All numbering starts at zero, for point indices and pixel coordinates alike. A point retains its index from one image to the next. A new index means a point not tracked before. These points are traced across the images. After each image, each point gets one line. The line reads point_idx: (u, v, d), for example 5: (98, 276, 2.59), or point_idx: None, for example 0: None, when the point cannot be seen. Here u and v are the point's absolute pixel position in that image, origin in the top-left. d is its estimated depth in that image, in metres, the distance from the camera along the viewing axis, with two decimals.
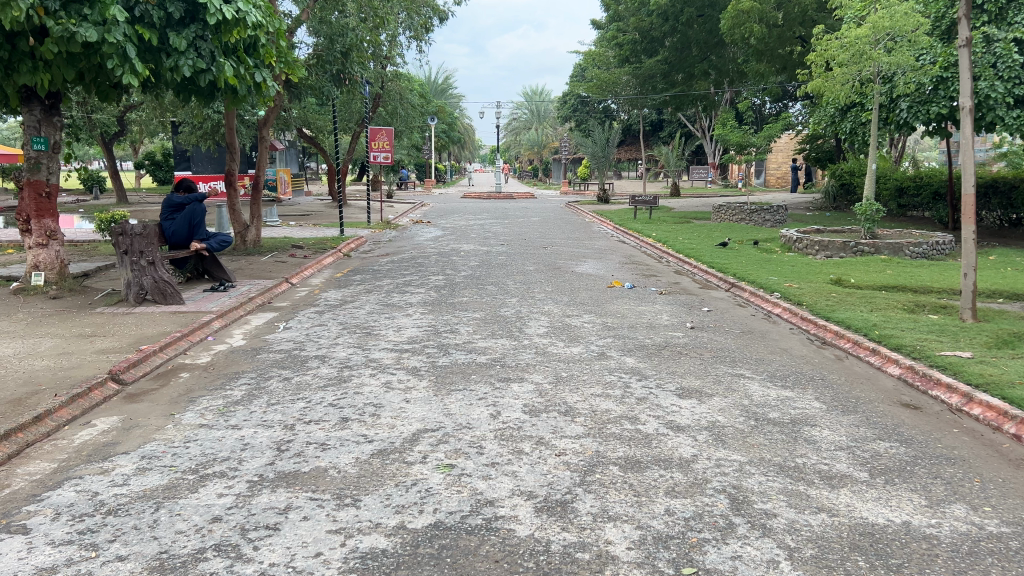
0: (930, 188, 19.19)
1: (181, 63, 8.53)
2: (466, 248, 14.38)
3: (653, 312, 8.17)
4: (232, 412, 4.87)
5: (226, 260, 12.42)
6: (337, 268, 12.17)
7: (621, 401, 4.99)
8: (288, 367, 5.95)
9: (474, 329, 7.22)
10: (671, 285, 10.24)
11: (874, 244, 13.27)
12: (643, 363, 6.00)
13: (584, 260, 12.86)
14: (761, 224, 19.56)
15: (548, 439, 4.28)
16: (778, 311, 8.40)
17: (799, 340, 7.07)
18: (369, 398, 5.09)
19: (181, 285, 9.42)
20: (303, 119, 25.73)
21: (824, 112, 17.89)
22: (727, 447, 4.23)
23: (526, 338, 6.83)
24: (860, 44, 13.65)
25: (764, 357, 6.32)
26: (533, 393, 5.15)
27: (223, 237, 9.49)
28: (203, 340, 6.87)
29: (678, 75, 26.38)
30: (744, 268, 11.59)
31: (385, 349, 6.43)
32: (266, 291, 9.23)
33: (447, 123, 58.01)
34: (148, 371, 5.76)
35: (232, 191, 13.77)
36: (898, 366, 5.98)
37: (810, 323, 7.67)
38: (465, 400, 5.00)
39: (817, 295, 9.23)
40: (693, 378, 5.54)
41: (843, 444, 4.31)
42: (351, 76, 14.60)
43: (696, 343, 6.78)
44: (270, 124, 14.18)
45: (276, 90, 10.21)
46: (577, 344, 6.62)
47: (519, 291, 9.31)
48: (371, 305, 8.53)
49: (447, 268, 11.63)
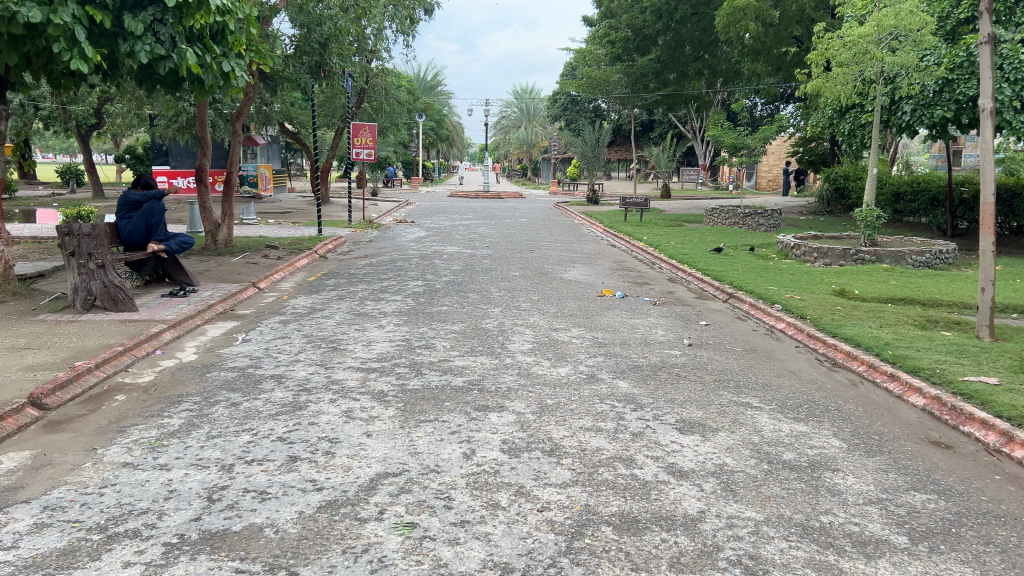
0: (927, 194, 18.65)
1: (137, 48, 7.81)
2: (449, 251, 13.71)
3: (647, 326, 7.53)
4: (163, 448, 4.19)
5: (193, 261, 11.72)
6: (310, 271, 11.49)
7: (614, 438, 4.35)
8: (239, 389, 5.27)
9: (452, 344, 6.57)
10: (666, 294, 9.62)
11: (875, 252, 12.72)
12: (639, 388, 5.36)
13: (574, 265, 12.24)
14: (755, 228, 19.03)
15: (529, 489, 3.64)
16: (781, 327, 7.77)
17: (807, 360, 6.46)
18: (325, 431, 4.43)
19: (138, 289, 8.70)
20: (286, 113, 25.01)
21: (823, 113, 17.36)
22: (740, 501, 3.60)
23: (508, 357, 6.18)
24: (863, 43, 13.14)
25: (771, 382, 5.70)
26: (515, 427, 4.51)
27: (184, 238, 8.78)
28: (149, 355, 6.18)
29: (670, 75, 25.79)
30: (740, 276, 10.98)
31: (351, 368, 5.76)
32: (229, 297, 8.54)
33: (436, 120, 57.34)
34: (78, 394, 5.07)
35: (203, 188, 13.01)
36: (921, 396, 5.33)
37: (818, 341, 7.06)
38: (435, 435, 4.34)
39: (820, 309, 8.63)
40: (694, 409, 4.90)
41: (873, 497, 3.70)
42: (331, 67, 13.91)
43: (695, 364, 6.15)
44: (244, 118, 13.23)
45: (247, 80, 9.51)
46: (564, 364, 5.96)
47: (503, 301, 8.67)
48: (342, 315, 7.86)
49: (428, 272, 10.97)
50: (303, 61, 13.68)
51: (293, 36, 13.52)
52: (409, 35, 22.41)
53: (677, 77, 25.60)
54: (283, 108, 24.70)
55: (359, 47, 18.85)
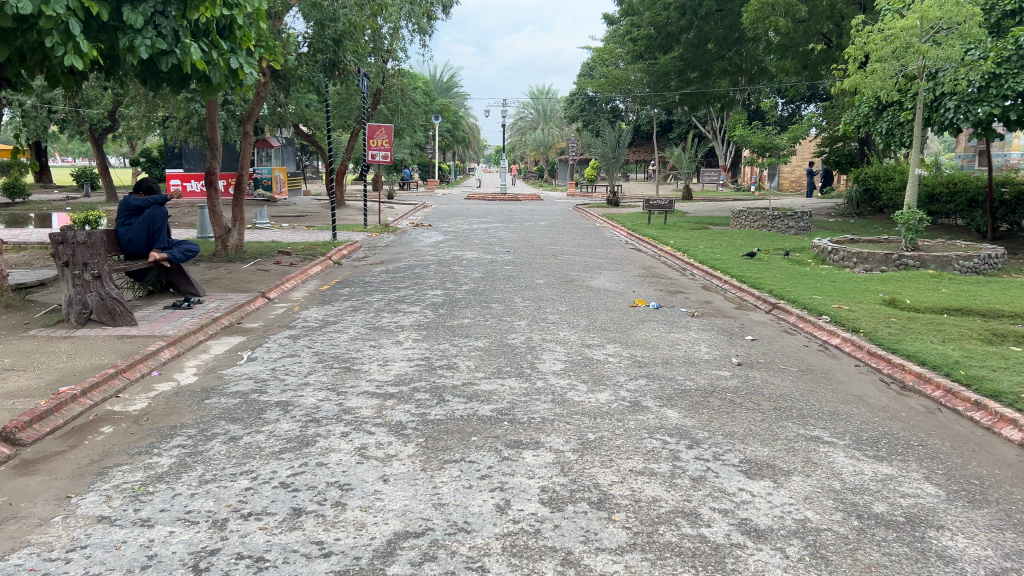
0: (965, 195, 17.85)
1: (137, 42, 7.24)
2: (468, 257, 13.14)
3: (687, 342, 6.90)
4: (148, 498, 3.59)
5: (202, 268, 11.21)
6: (324, 279, 10.94)
7: (672, 485, 3.74)
8: (240, 420, 4.68)
9: (476, 364, 5.96)
10: (703, 304, 9.00)
11: (919, 257, 12.02)
12: (691, 419, 4.73)
13: (600, 271, 11.60)
14: (784, 231, 18.35)
15: (578, 556, 3.02)
16: (835, 342, 7.10)
17: (872, 384, 5.79)
18: (335, 474, 3.83)
19: (140, 300, 8.17)
20: (301, 115, 24.53)
21: (859, 111, 16.64)
22: (836, 572, 2.96)
23: (540, 380, 5.53)
24: (905, 36, 12.51)
25: (838, 411, 5.08)
26: (554, 469, 3.89)
27: (189, 245, 8.25)
28: (144, 377, 5.59)
29: (693, 73, 25.10)
30: (780, 283, 10.33)
31: (365, 394, 5.16)
32: (237, 309, 7.99)
33: (452, 121, 56.83)
34: (58, 427, 4.50)
35: (212, 191, 12.44)
36: (1015, 429, 4.65)
37: (878, 359, 6.40)
38: (461, 481, 3.73)
39: (872, 321, 7.96)
40: (760, 447, 4.29)
41: (996, 567, 3.05)
42: (346, 66, 13.29)
43: (750, 389, 5.51)
44: (254, 118, 12.64)
45: (256, 77, 8.94)
46: (603, 390, 5.31)
47: (529, 312, 8.07)
48: (355, 329, 7.26)
49: (447, 280, 10.39)
50: (316, 58, 13.06)
51: (307, 31, 12.92)
52: (426, 34, 21.91)
53: (700, 76, 24.92)
54: (298, 109, 24.20)
55: (374, 45, 18.30)
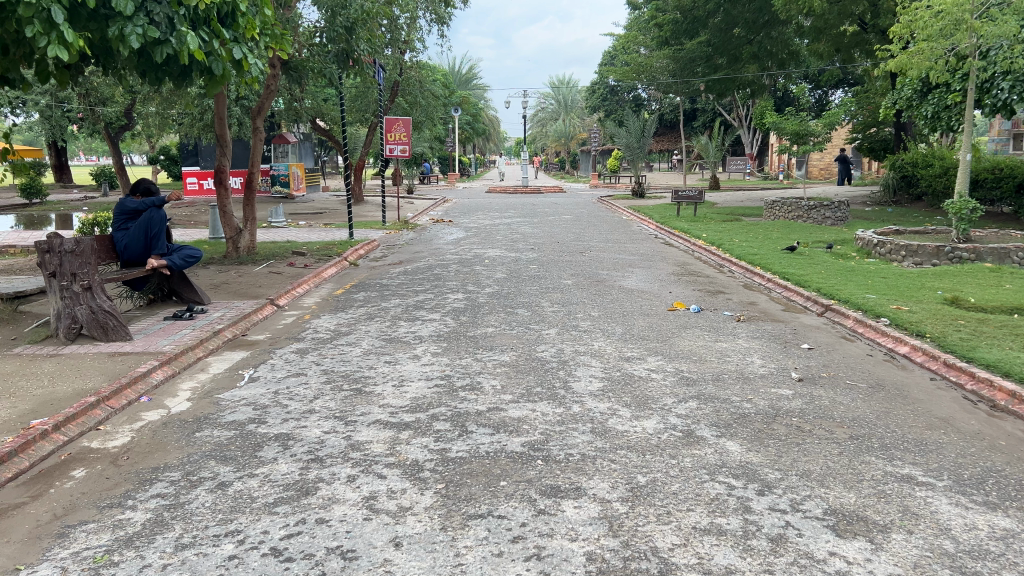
0: (1014, 180, 16.90)
1: (128, 31, 6.62)
2: (490, 255, 12.50)
3: (737, 352, 6.20)
4: (110, 571, 2.96)
5: (211, 272, 10.63)
6: (338, 281, 10.30)
7: (745, 549, 3.06)
8: (232, 460, 4.06)
9: (503, 383, 5.30)
10: (748, 306, 8.27)
11: (975, 250, 11.18)
12: (756, 454, 4.05)
13: (631, 270, 10.87)
14: (821, 222, 17.48)
15: None
16: (904, 350, 6.33)
17: (956, 403, 5.04)
18: (337, 536, 3.18)
19: (139, 310, 7.59)
20: (317, 109, 23.93)
21: (901, 92, 15.75)
22: None
23: (576, 404, 4.84)
24: (956, 13, 11.59)
25: (926, 440, 4.35)
26: (601, 527, 3.22)
27: (190, 250, 7.65)
28: (131, 405, 4.97)
29: (721, 59, 24.16)
30: (826, 280, 9.56)
31: (377, 424, 4.51)
32: (242, 319, 7.38)
33: (471, 114, 56.12)
34: (22, 472, 3.91)
35: (222, 190, 11.86)
36: None
37: (957, 371, 5.63)
38: (487, 547, 3.06)
39: (938, 324, 7.17)
40: (847, 493, 3.59)
41: None
42: (360, 57, 12.58)
43: (817, 412, 4.80)
44: (265, 113, 12.00)
45: (262, 69, 8.27)
46: (649, 416, 4.63)
47: (559, 319, 7.40)
48: (370, 341, 6.61)
49: (469, 282, 9.73)
50: (328, 49, 12.38)
51: (318, 21, 12.25)
52: (444, 24, 21.31)
53: (728, 61, 23.85)
54: (314, 103, 23.62)
55: (392, 37, 18.42)
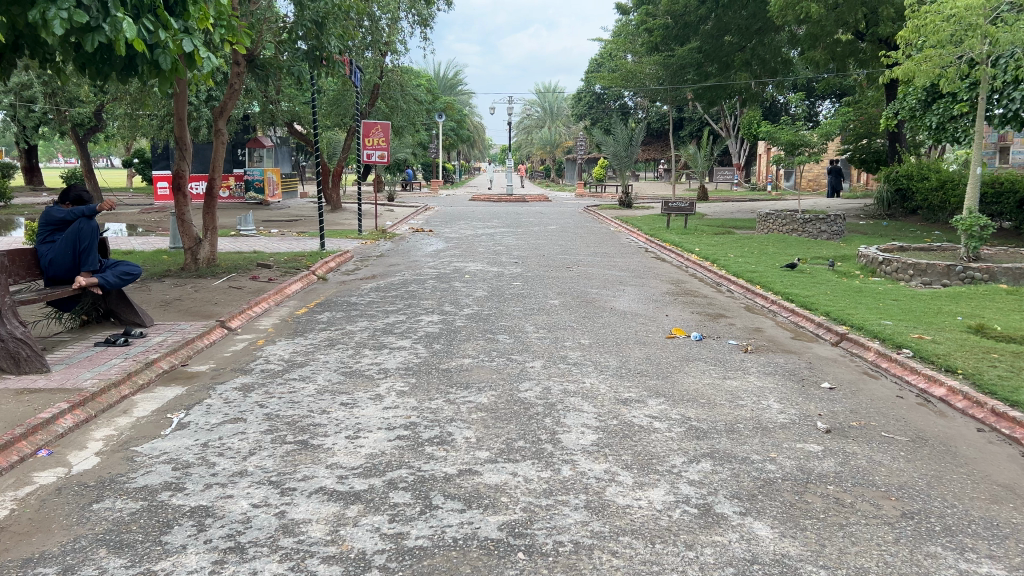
0: (1015, 197, 16.27)
1: (50, 14, 5.72)
2: (470, 269, 11.66)
3: (750, 394, 5.36)
4: None
5: (163, 286, 9.69)
6: (303, 299, 9.40)
7: None
8: (130, 547, 3.17)
9: (479, 434, 4.46)
10: (752, 333, 7.47)
11: (987, 269, 10.46)
12: (794, 543, 3.22)
13: (623, 288, 10.05)
14: (816, 236, 16.79)
15: None
16: (941, 391, 5.51)
17: (1016, 464, 4.23)
18: None
19: (69, 333, 6.68)
20: (292, 111, 22.99)
21: (904, 101, 15.09)
22: None
23: (566, 465, 4.00)
24: (970, 17, 10.91)
25: (998, 519, 3.54)
26: None
27: (127, 266, 6.74)
28: (19, 465, 4.04)
29: (712, 66, 23.49)
30: (835, 303, 8.78)
31: (320, 494, 3.63)
32: (184, 346, 6.47)
33: (455, 119, 55.15)
34: None
35: (181, 197, 10.90)
36: None
37: (1009, 421, 4.80)
38: None
39: (970, 357, 6.39)
40: None
41: None
42: (332, 55, 11.70)
43: (857, 477, 3.98)
44: (228, 114, 11.05)
45: (218, 61, 7.32)
46: (655, 484, 3.78)
47: (546, 348, 6.58)
48: (326, 375, 5.74)
49: (446, 301, 8.89)
50: (299, 47, 11.47)
51: (290, 16, 11.32)
52: (428, 26, 20.48)
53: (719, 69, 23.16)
54: (291, 106, 22.70)
55: (371, 38, 17.70)
